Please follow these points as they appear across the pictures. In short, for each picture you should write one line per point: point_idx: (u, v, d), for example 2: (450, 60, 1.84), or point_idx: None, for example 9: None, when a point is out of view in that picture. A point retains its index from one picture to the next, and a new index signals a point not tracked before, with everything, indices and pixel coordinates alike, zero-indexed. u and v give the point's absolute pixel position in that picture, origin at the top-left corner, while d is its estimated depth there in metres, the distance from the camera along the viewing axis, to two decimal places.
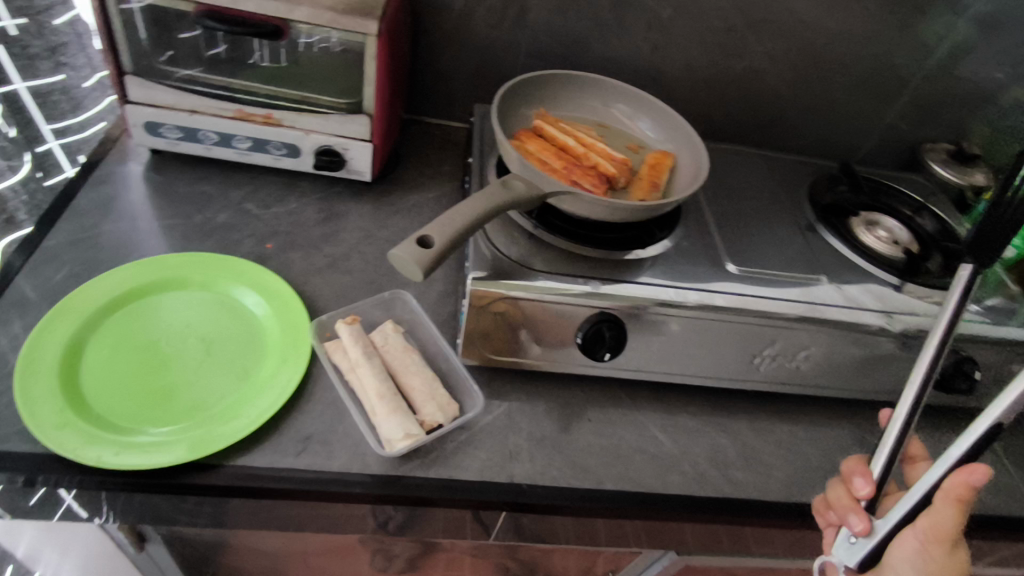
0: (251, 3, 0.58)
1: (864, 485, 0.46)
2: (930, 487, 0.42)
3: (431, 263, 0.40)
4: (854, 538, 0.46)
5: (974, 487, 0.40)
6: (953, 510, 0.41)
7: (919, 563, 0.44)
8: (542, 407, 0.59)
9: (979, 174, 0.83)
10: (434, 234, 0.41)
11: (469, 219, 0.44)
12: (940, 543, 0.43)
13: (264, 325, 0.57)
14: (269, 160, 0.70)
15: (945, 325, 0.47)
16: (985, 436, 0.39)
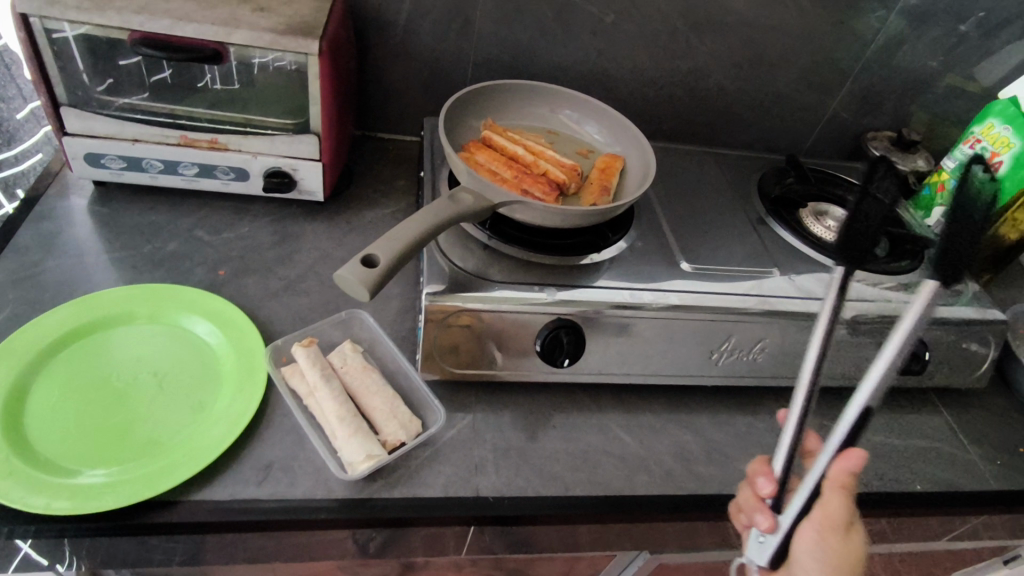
0: (187, 28, 0.58)
1: (766, 484, 0.46)
2: (820, 476, 0.44)
3: (376, 282, 0.40)
4: (763, 537, 0.47)
5: (852, 471, 0.43)
6: (840, 498, 0.44)
7: (820, 553, 0.45)
8: (506, 417, 0.59)
9: (920, 160, 0.86)
10: (378, 252, 0.41)
11: (415, 235, 0.44)
12: (836, 529, 0.45)
13: (216, 353, 0.56)
14: (218, 185, 0.69)
15: (828, 319, 0.44)
16: (858, 425, 0.41)
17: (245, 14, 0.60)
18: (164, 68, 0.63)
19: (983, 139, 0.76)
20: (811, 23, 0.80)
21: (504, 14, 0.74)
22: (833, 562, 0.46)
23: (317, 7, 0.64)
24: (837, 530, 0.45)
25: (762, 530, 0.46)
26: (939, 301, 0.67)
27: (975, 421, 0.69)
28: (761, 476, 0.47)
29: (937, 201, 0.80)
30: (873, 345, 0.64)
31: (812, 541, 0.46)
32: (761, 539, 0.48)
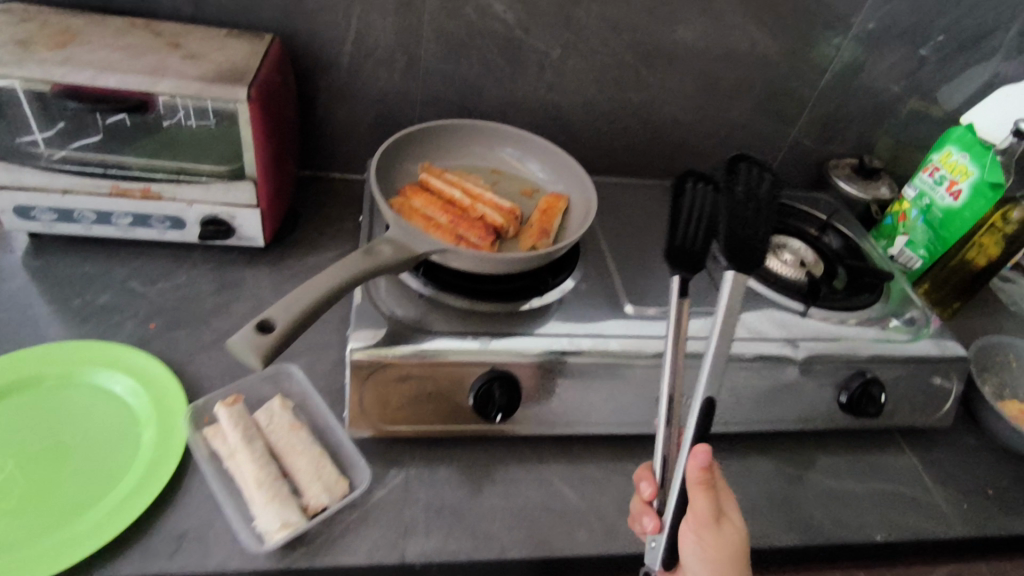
0: (111, 78, 0.56)
1: (647, 487, 0.50)
2: (683, 477, 0.46)
3: (269, 349, 0.38)
4: (654, 541, 0.49)
5: (704, 467, 0.45)
6: (701, 492, 0.45)
7: (700, 552, 0.46)
8: (442, 473, 0.57)
9: (881, 188, 0.85)
10: (274, 316, 0.39)
11: (318, 294, 0.42)
12: (709, 526, 0.46)
13: (134, 412, 0.55)
14: (154, 234, 0.67)
15: (673, 326, 0.48)
16: (702, 414, 0.45)
17: (173, 62, 0.59)
18: (95, 132, 0.62)
19: (941, 167, 0.75)
20: (765, 53, 0.78)
21: (449, 52, 0.73)
22: (714, 560, 0.46)
23: (250, 53, 0.62)
24: (710, 527, 0.46)
25: (649, 532, 0.48)
26: (898, 338, 0.65)
27: (938, 460, 0.66)
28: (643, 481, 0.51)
29: (900, 230, 0.80)
30: (827, 386, 0.62)
31: (692, 541, 0.47)
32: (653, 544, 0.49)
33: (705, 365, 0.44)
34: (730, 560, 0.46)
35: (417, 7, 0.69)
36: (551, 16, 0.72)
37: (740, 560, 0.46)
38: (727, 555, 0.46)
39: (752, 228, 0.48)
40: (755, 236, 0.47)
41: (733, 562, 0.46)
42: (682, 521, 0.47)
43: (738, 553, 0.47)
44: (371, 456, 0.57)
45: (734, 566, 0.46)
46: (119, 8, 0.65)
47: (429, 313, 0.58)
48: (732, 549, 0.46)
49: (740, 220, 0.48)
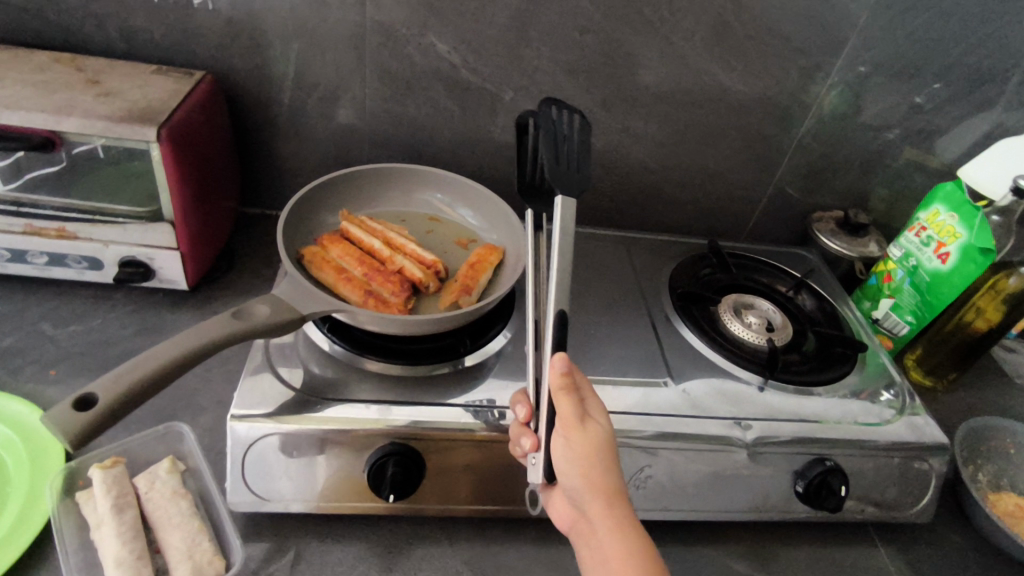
0: (14, 115, 0.54)
1: (521, 408, 0.48)
2: (547, 384, 0.44)
3: (80, 429, 0.34)
4: (534, 460, 0.45)
5: (563, 371, 0.43)
6: (562, 389, 0.42)
7: (568, 453, 0.42)
8: (337, 555, 0.51)
9: (870, 245, 0.78)
10: (94, 390, 0.35)
11: (160, 364, 0.38)
12: (572, 424, 0.42)
13: (1, 467, 0.50)
14: (72, 274, 0.64)
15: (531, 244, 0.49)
16: (559, 323, 0.43)
17: (86, 99, 0.57)
18: (59, 161, 0.60)
19: (929, 227, 0.68)
20: (735, 97, 0.73)
21: (394, 91, 0.70)
22: (583, 460, 0.41)
23: (173, 91, 0.61)
24: (574, 426, 0.42)
25: (527, 450, 0.45)
26: (867, 420, 0.57)
27: (918, 562, 0.58)
28: (518, 403, 0.48)
29: (885, 292, 0.73)
30: (783, 473, 0.54)
31: (561, 445, 0.42)
32: (533, 461, 0.45)
33: (552, 279, 0.43)
34: (599, 455, 0.41)
35: (357, 45, 0.66)
36: (500, 56, 0.68)
37: (614, 462, 0.42)
38: (597, 453, 0.41)
39: (572, 154, 0.47)
40: (572, 163, 0.47)
41: (604, 464, 0.41)
42: (552, 431, 0.43)
43: (607, 451, 0.42)
44: (261, 530, 0.51)
45: (606, 466, 0.41)
46: (56, 46, 0.65)
47: (333, 376, 0.53)
48: (601, 450, 0.42)
49: (556, 150, 0.47)
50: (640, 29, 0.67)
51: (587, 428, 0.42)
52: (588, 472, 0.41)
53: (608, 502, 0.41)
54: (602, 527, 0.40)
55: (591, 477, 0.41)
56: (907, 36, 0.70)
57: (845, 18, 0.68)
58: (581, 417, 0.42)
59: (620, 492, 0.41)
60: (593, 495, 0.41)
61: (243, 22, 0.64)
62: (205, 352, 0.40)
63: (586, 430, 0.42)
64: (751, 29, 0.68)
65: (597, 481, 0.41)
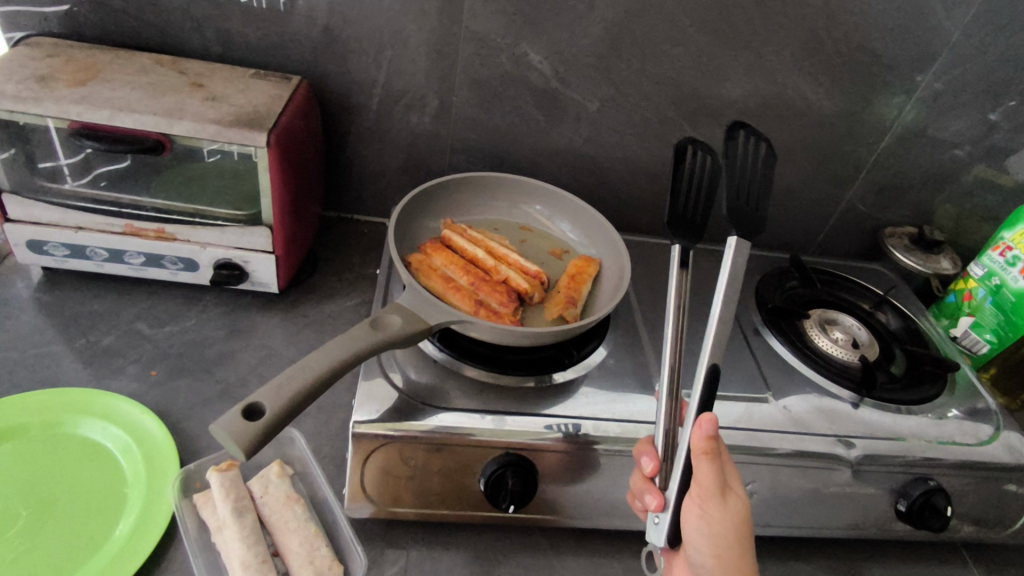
0: (128, 118, 0.54)
1: (648, 462, 0.46)
2: (687, 445, 0.42)
3: (254, 437, 0.35)
4: (657, 519, 0.45)
5: (709, 436, 0.41)
6: (708, 466, 0.41)
7: (704, 528, 0.42)
8: (447, 561, 0.52)
9: (943, 261, 0.78)
10: (261, 398, 0.36)
11: (315, 374, 0.39)
12: (712, 501, 0.42)
13: (121, 469, 0.52)
14: (166, 275, 0.65)
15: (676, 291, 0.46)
16: (708, 381, 0.43)
17: (193, 103, 0.57)
18: (124, 158, 0.60)
19: (1015, 247, 0.68)
20: (820, 113, 0.73)
21: (481, 100, 0.70)
22: (720, 538, 0.42)
23: (274, 97, 0.60)
24: (715, 501, 0.41)
25: (651, 509, 0.45)
26: (964, 440, 0.57)
27: None
28: (645, 457, 0.47)
29: (965, 310, 0.74)
30: (883, 491, 0.55)
31: (696, 514, 0.42)
32: (656, 519, 0.45)
33: (708, 334, 0.42)
34: (735, 534, 0.42)
35: (451, 53, 0.66)
36: (590, 67, 0.68)
37: (747, 540, 0.42)
38: (734, 531, 0.42)
39: (753, 191, 0.48)
40: (752, 200, 0.47)
41: (739, 543, 0.42)
42: (685, 496, 0.43)
43: (740, 530, 0.42)
44: (371, 536, 0.52)
45: (739, 544, 0.42)
46: (151, 47, 0.65)
47: (429, 381, 0.53)
48: (735, 527, 0.42)
49: (738, 185, 0.47)
50: (733, 44, 0.67)
51: (726, 504, 0.42)
52: (722, 551, 0.41)
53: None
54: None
55: (724, 555, 0.42)
56: (999, 55, 0.69)
57: (936, 37, 0.68)
58: (722, 494, 0.42)
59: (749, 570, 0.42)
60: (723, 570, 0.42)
61: (339, 28, 0.64)
62: (353, 361, 0.41)
63: (724, 510, 0.42)
64: (843, 46, 0.67)
65: (730, 559, 0.42)
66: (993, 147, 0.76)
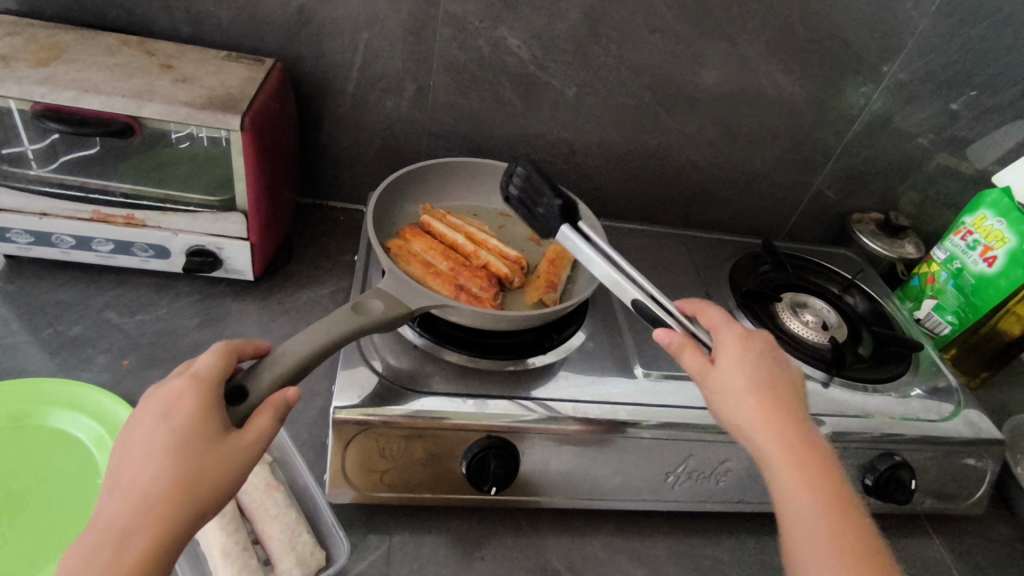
0: (94, 99, 0.53)
1: None
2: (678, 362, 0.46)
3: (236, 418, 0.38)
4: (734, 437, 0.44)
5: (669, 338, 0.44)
6: (196, 395, 0.36)
7: (730, 408, 0.42)
8: (429, 544, 0.52)
9: (909, 246, 0.81)
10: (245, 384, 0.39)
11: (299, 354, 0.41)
12: (196, 449, 0.34)
13: (94, 463, 0.50)
14: (136, 262, 0.63)
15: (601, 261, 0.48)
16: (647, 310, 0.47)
17: (163, 85, 0.56)
18: (91, 145, 0.58)
19: (975, 231, 0.70)
20: (792, 101, 0.74)
21: (459, 85, 0.70)
22: (745, 404, 0.42)
23: (248, 79, 0.59)
24: (205, 451, 0.35)
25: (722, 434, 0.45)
26: (928, 416, 0.60)
27: (965, 550, 0.61)
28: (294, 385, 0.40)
29: (927, 293, 0.76)
30: (850, 466, 0.57)
31: (723, 405, 0.43)
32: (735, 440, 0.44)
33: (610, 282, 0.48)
34: (770, 397, 0.42)
35: (426, 37, 0.66)
36: (568, 53, 0.68)
37: (797, 405, 0.43)
38: (766, 392, 0.42)
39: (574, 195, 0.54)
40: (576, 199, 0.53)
41: (155, 494, 0.33)
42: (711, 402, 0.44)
43: (179, 490, 0.33)
44: (353, 523, 0.52)
45: (191, 483, 0.34)
46: (117, 27, 0.63)
47: (409, 367, 0.53)
48: (235, 470, 0.35)
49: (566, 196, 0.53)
50: (707, 32, 0.68)
51: (223, 451, 0.35)
52: (137, 489, 0.33)
53: (130, 531, 0.32)
54: (794, 480, 0.39)
55: (130, 502, 0.32)
56: (962, 45, 0.71)
57: (903, 28, 0.70)
58: (231, 436, 0.36)
59: (154, 565, 0.32)
60: (101, 563, 0.31)
61: (314, 10, 0.63)
62: (326, 351, 0.42)
63: (246, 438, 0.36)
64: (814, 33, 0.69)
65: (148, 522, 0.32)
66: (956, 135, 0.78)
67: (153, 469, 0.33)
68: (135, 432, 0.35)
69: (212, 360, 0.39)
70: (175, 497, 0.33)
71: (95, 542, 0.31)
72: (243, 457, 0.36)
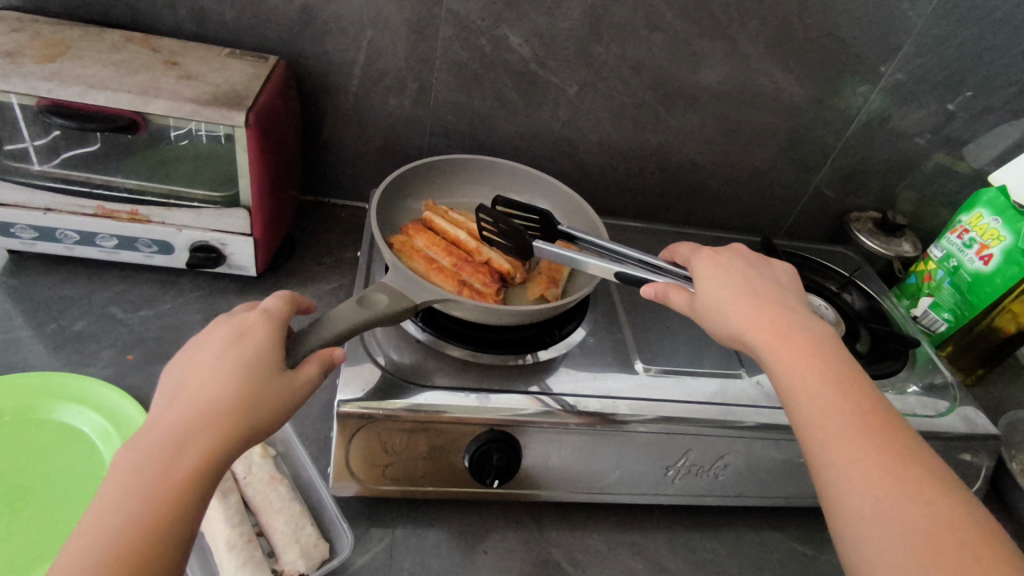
0: (99, 95, 0.53)
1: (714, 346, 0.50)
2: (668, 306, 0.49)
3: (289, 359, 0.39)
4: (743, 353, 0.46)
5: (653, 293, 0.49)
6: (262, 331, 0.39)
7: (722, 320, 0.45)
8: (432, 537, 0.52)
9: (906, 244, 0.82)
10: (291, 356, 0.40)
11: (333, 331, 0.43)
12: (260, 374, 0.37)
13: (99, 456, 0.51)
14: (140, 258, 0.64)
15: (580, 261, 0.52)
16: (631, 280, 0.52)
17: (168, 82, 0.56)
18: (95, 141, 0.58)
19: (971, 229, 0.71)
20: (790, 101, 0.75)
21: (461, 83, 0.70)
22: (731, 310, 0.45)
23: (252, 76, 0.60)
24: (267, 379, 0.37)
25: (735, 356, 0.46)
26: (925, 412, 0.60)
27: None
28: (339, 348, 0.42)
29: (924, 291, 0.77)
30: None
31: (715, 322, 0.46)
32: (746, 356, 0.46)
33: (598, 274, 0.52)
34: (750, 296, 0.46)
35: (429, 36, 0.66)
36: (569, 52, 0.69)
37: (776, 301, 0.46)
38: (744, 293, 0.46)
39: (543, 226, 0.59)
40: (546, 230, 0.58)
41: (217, 409, 0.35)
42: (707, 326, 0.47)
43: (237, 411, 0.35)
44: (357, 516, 0.52)
45: (250, 407, 0.35)
46: (121, 25, 0.63)
47: (411, 362, 0.53)
48: (285, 406, 0.37)
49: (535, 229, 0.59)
50: (707, 31, 0.68)
51: (280, 384, 0.37)
52: (201, 401, 0.35)
53: (189, 441, 0.33)
54: (785, 360, 0.42)
55: (191, 413, 0.34)
56: (959, 46, 0.72)
57: (901, 28, 0.70)
58: (287, 373, 0.38)
59: (198, 485, 0.33)
60: (159, 466, 0.32)
61: (317, 8, 0.63)
62: (355, 331, 0.44)
63: (298, 379, 0.38)
64: (813, 34, 0.69)
65: (209, 434, 0.34)
66: (953, 134, 0.79)
67: (216, 387, 0.35)
68: (203, 352, 0.37)
69: (279, 304, 0.42)
70: (233, 416, 0.35)
71: (157, 445, 0.33)
72: (292, 397, 0.38)
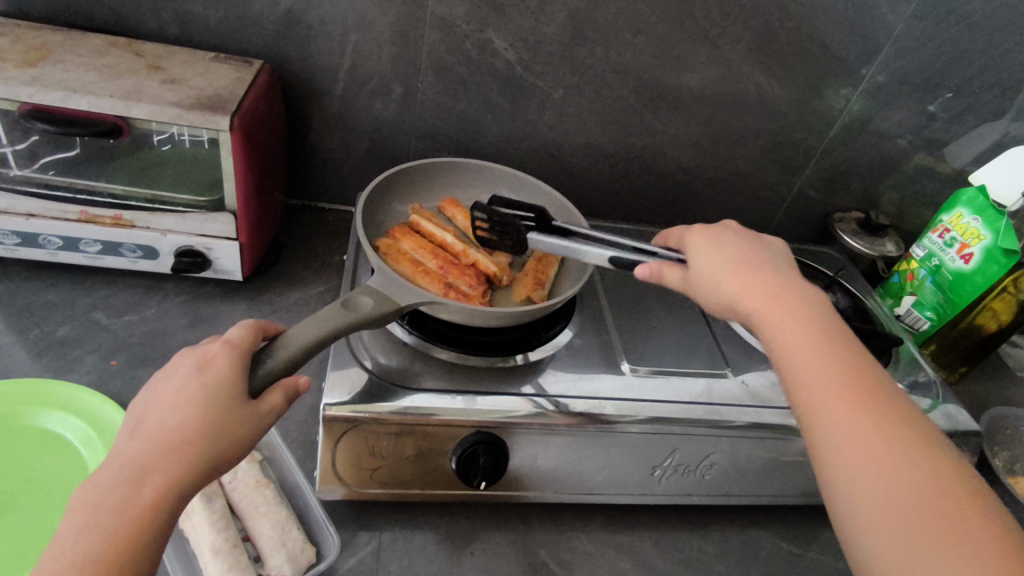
0: (81, 100, 0.53)
1: None
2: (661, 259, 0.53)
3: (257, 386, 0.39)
4: None
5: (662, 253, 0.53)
6: (229, 356, 0.38)
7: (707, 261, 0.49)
8: (420, 540, 0.52)
9: (889, 243, 0.83)
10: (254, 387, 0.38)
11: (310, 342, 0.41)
12: (218, 406, 0.36)
13: (82, 461, 0.50)
14: (124, 263, 0.63)
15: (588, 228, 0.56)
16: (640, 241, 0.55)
17: (151, 86, 0.56)
18: (75, 145, 0.58)
19: (952, 229, 0.72)
20: (773, 103, 0.76)
21: (446, 86, 0.70)
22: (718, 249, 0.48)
23: (236, 80, 0.60)
24: (227, 411, 0.36)
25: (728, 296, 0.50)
26: None
27: None
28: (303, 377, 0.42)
29: (907, 289, 0.78)
30: None
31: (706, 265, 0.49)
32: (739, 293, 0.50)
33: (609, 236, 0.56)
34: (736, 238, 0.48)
35: (414, 40, 0.66)
36: (554, 56, 0.69)
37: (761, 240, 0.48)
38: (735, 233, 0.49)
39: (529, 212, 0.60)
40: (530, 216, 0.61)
41: (178, 439, 0.35)
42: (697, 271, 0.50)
43: (199, 440, 0.35)
44: (344, 520, 0.52)
45: (210, 439, 0.35)
46: (104, 29, 0.63)
47: (399, 365, 0.53)
48: (247, 437, 0.37)
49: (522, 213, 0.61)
50: (691, 35, 0.69)
51: (242, 416, 0.37)
52: (163, 432, 0.35)
53: (148, 472, 0.33)
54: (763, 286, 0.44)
55: (151, 445, 0.34)
56: (938, 48, 0.73)
57: (881, 31, 0.71)
58: (251, 403, 0.38)
59: (158, 515, 0.33)
60: (118, 498, 0.32)
61: (302, 13, 0.64)
62: (339, 333, 0.43)
63: (262, 409, 0.38)
64: (794, 36, 0.70)
65: (168, 464, 0.34)
66: (933, 136, 0.80)
67: (178, 417, 0.35)
68: (167, 381, 0.37)
69: (244, 333, 0.41)
70: (192, 448, 0.35)
71: (117, 476, 0.33)
72: (257, 426, 0.38)
